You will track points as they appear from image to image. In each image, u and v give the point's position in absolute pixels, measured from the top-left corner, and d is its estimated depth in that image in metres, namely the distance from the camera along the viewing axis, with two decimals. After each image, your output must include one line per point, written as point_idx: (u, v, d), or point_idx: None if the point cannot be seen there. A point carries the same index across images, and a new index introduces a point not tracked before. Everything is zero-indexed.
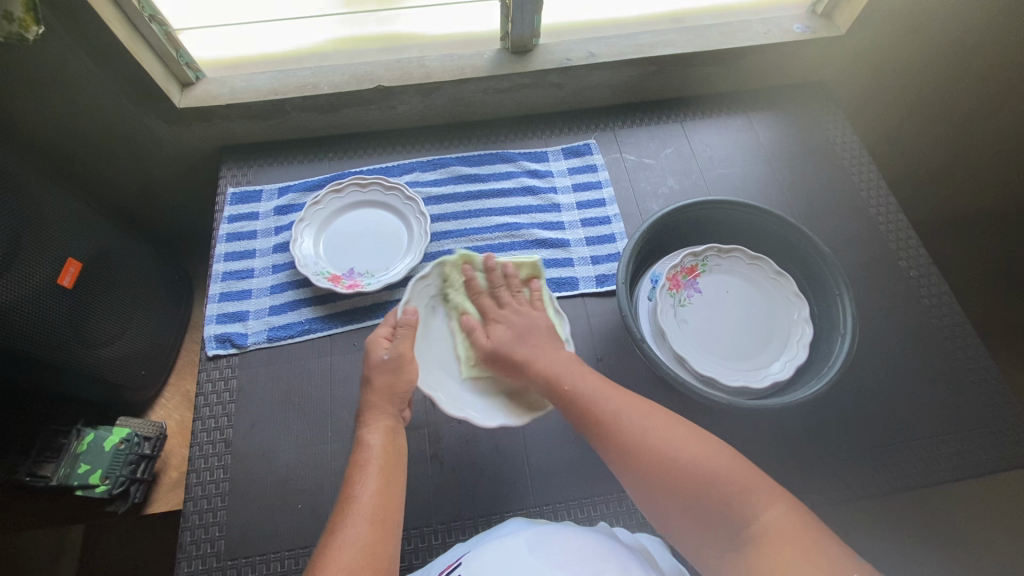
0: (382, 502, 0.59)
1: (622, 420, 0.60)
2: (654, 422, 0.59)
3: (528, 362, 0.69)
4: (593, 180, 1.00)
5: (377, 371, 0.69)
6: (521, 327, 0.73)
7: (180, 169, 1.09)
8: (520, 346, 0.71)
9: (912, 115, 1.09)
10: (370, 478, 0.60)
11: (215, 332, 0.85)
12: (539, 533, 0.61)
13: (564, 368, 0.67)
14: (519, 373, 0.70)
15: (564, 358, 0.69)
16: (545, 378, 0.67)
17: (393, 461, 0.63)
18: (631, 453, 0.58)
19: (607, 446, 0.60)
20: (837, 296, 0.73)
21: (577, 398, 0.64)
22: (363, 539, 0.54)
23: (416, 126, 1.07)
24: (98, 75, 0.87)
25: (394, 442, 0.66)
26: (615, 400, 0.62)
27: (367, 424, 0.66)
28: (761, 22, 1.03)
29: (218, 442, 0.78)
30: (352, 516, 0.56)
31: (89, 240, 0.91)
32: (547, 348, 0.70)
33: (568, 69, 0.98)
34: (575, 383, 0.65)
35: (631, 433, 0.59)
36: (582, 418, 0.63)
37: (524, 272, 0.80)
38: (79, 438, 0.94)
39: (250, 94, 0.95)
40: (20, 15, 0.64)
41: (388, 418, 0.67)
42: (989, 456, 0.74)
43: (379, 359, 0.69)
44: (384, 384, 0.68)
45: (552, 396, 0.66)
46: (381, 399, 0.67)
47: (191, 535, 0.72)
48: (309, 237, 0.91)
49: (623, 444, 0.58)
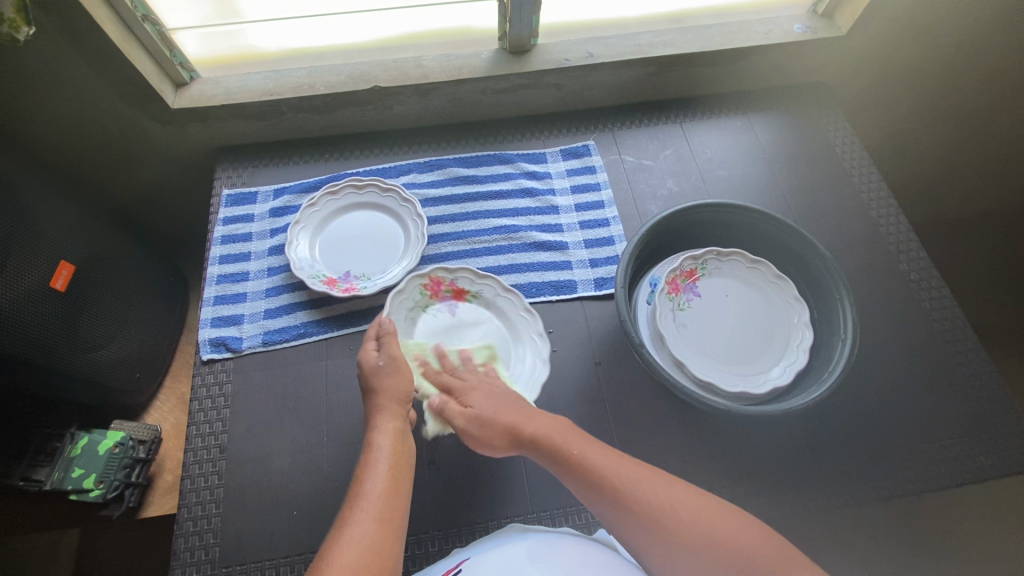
0: (390, 502, 0.58)
1: (640, 492, 0.57)
2: (672, 491, 0.57)
3: (528, 430, 0.65)
4: (592, 182, 0.99)
5: (377, 378, 0.69)
6: (496, 393, 0.70)
7: (176, 170, 1.08)
8: (509, 409, 0.67)
9: (913, 116, 1.08)
10: (379, 477, 0.60)
11: (210, 336, 0.84)
12: (540, 543, 0.61)
13: (568, 434, 0.63)
14: (513, 441, 0.66)
15: (563, 424, 0.65)
16: (548, 446, 0.63)
17: (402, 462, 0.63)
18: (653, 523, 0.55)
19: (624, 517, 0.56)
20: (838, 300, 0.72)
21: (587, 468, 0.60)
22: (369, 536, 0.54)
23: (414, 127, 1.06)
24: (91, 75, 0.86)
25: (403, 443, 0.65)
26: (627, 469, 0.59)
27: (375, 427, 0.66)
28: (761, 22, 1.02)
29: (213, 448, 0.77)
30: (360, 514, 0.56)
31: (83, 242, 0.90)
32: (529, 409, 0.67)
33: (566, 69, 0.97)
34: (582, 450, 0.61)
35: (652, 503, 0.56)
36: (594, 487, 0.59)
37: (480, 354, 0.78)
38: (73, 442, 0.94)
39: (245, 94, 0.94)
40: (11, 15, 0.63)
41: (397, 420, 0.66)
42: (990, 462, 0.73)
43: (373, 366, 0.70)
44: (389, 388, 0.68)
45: (557, 465, 0.62)
46: (388, 402, 0.68)
47: (185, 542, 0.71)
48: (304, 240, 0.90)
49: (645, 514, 0.55)
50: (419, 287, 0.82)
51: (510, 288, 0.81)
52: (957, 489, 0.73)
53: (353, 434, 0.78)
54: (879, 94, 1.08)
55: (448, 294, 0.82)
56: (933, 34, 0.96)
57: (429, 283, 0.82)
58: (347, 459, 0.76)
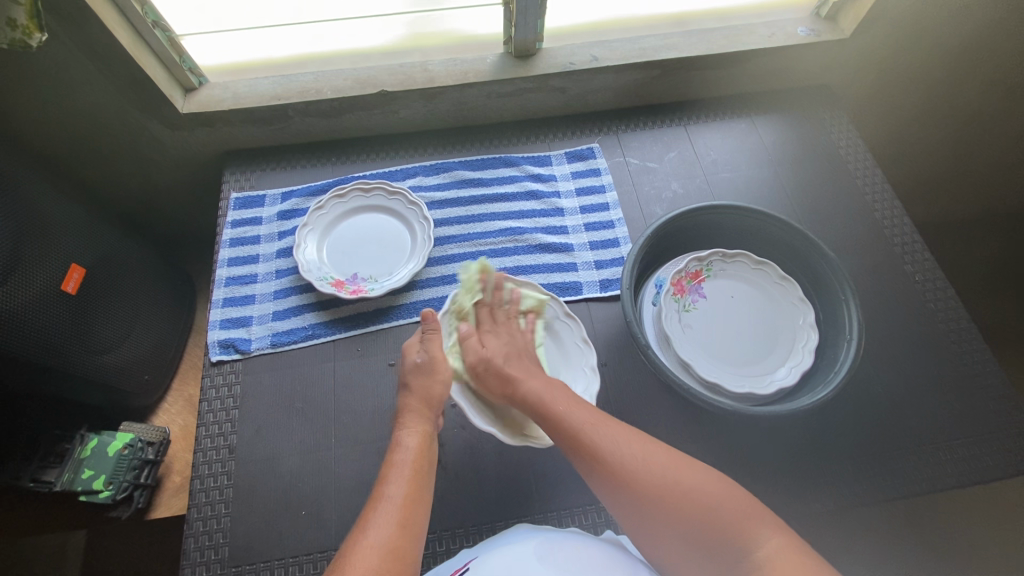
0: (412, 505, 0.59)
1: (617, 450, 0.59)
2: (647, 454, 0.59)
3: (522, 386, 0.68)
4: (597, 184, 1.00)
5: (412, 375, 0.71)
6: (514, 347, 0.74)
7: (184, 174, 1.09)
8: (515, 362, 0.71)
9: (915, 119, 1.09)
10: (403, 480, 0.61)
11: (218, 338, 0.85)
12: (546, 542, 0.61)
13: (555, 392, 0.67)
14: (505, 391, 0.69)
15: (551, 383, 0.68)
16: (534, 404, 0.66)
17: (425, 465, 0.64)
18: (623, 479, 0.57)
19: (597, 472, 0.59)
20: (844, 301, 0.72)
21: (567, 424, 0.63)
22: (389, 541, 0.55)
23: (419, 130, 1.07)
24: (101, 81, 0.87)
25: (428, 447, 0.66)
26: (609, 429, 0.62)
27: (404, 427, 0.67)
28: (764, 25, 1.02)
29: (222, 448, 0.78)
30: (382, 516, 0.57)
31: (93, 245, 0.91)
32: (533, 366, 0.71)
33: (570, 72, 0.98)
34: (566, 408, 0.64)
35: (626, 463, 0.58)
36: (571, 441, 0.62)
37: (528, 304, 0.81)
38: (83, 443, 0.95)
39: (252, 99, 0.95)
40: (24, 22, 0.64)
41: (425, 423, 0.67)
42: (996, 462, 0.73)
43: (412, 363, 0.72)
44: (421, 388, 0.70)
45: (541, 419, 0.65)
46: (418, 403, 0.69)
47: (195, 541, 0.71)
48: (312, 243, 0.91)
49: (616, 470, 0.58)
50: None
51: (572, 314, 0.80)
52: (964, 489, 0.73)
53: (360, 435, 0.78)
54: (883, 96, 1.08)
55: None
56: (937, 36, 0.96)
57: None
58: (355, 459, 0.77)
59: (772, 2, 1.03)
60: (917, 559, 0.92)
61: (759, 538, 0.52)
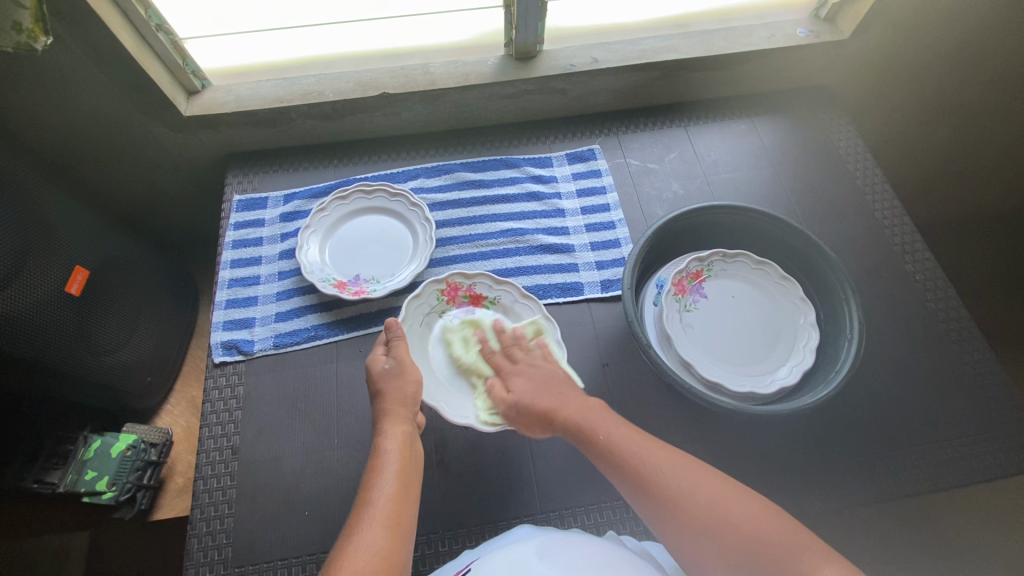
0: (398, 506, 0.59)
1: (663, 474, 0.59)
2: (692, 477, 0.58)
3: (560, 416, 0.67)
4: (598, 185, 1.00)
5: (383, 380, 0.71)
6: (542, 378, 0.72)
7: (187, 177, 1.09)
8: (546, 393, 0.69)
9: (914, 120, 1.09)
10: (387, 482, 0.61)
11: (221, 339, 0.85)
12: (548, 541, 0.62)
13: (595, 419, 0.65)
14: (545, 426, 0.68)
15: (589, 407, 0.67)
16: (576, 428, 0.65)
17: (409, 466, 0.64)
18: (672, 505, 0.56)
19: (644, 497, 0.58)
20: (844, 301, 0.73)
21: (615, 449, 0.62)
22: (378, 542, 0.54)
23: (420, 132, 1.07)
24: (106, 85, 0.87)
25: (410, 448, 0.66)
26: (652, 452, 0.61)
27: (383, 432, 0.66)
28: (764, 26, 1.03)
29: (225, 449, 0.78)
30: (369, 519, 0.56)
31: (97, 248, 0.91)
32: (568, 394, 0.69)
33: (572, 74, 0.99)
34: (608, 433, 0.64)
35: (673, 488, 0.57)
36: (619, 466, 0.61)
37: (530, 330, 0.79)
38: (87, 444, 0.96)
39: (255, 101, 0.96)
40: (29, 25, 0.64)
41: (403, 424, 0.67)
42: (998, 460, 0.74)
43: (381, 369, 0.71)
44: (394, 391, 0.69)
45: (584, 447, 0.64)
46: (394, 406, 0.68)
47: (198, 542, 0.72)
48: (315, 244, 0.91)
49: (664, 495, 0.57)
50: (436, 292, 0.82)
51: (528, 294, 0.82)
52: (966, 488, 0.74)
53: (363, 435, 0.79)
54: (883, 97, 1.09)
55: (465, 300, 0.83)
56: (937, 37, 0.96)
57: (446, 289, 0.82)
58: (357, 460, 0.77)
59: (772, 3, 1.04)
60: (920, 559, 0.92)
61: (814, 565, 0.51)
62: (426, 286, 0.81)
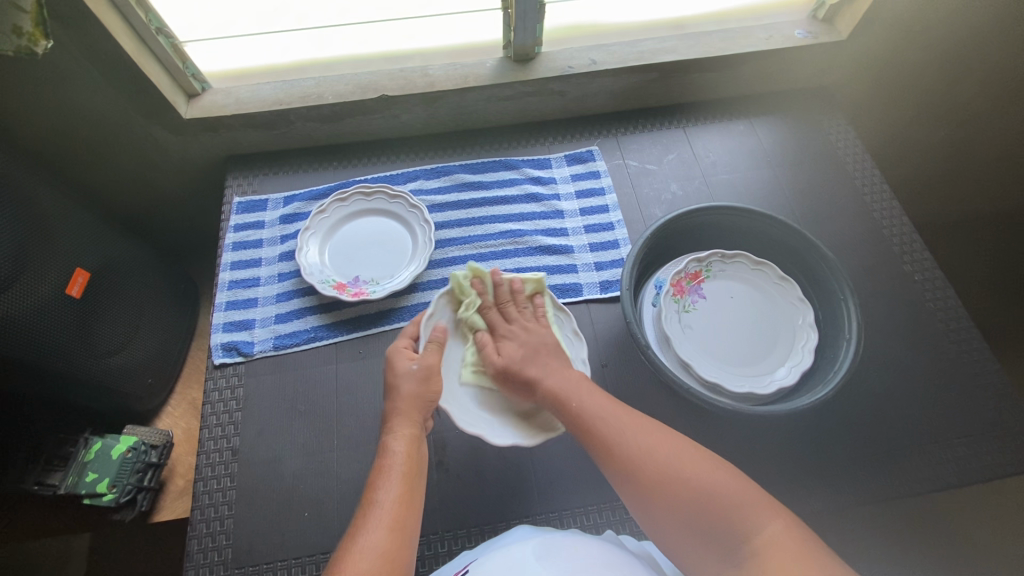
0: (403, 509, 0.58)
1: (624, 436, 0.60)
2: (650, 438, 0.59)
3: (542, 384, 0.68)
4: (596, 187, 1.01)
5: (403, 379, 0.69)
6: (532, 343, 0.72)
7: (187, 179, 1.10)
8: (534, 361, 0.70)
9: (912, 121, 1.09)
10: (393, 484, 0.59)
11: (221, 341, 0.86)
12: (546, 541, 0.61)
13: (573, 387, 0.66)
14: (530, 393, 0.70)
15: (570, 376, 0.68)
16: (552, 397, 0.66)
17: (414, 469, 0.62)
18: (628, 466, 0.58)
19: (605, 459, 0.60)
20: (842, 301, 0.73)
21: (584, 415, 0.63)
22: (382, 545, 0.54)
23: (419, 134, 1.08)
24: (106, 88, 0.88)
25: (418, 451, 0.64)
26: (617, 416, 0.62)
27: (391, 432, 0.65)
28: (761, 28, 1.03)
29: (225, 451, 0.78)
30: (374, 520, 0.56)
31: (97, 251, 0.92)
32: (555, 364, 0.70)
33: (570, 76, 0.99)
34: (580, 399, 0.65)
35: (631, 447, 0.59)
36: (587, 433, 0.62)
37: (529, 287, 0.79)
38: (87, 446, 0.96)
39: (255, 104, 0.96)
40: (29, 29, 0.64)
41: (413, 427, 0.65)
42: (997, 460, 0.74)
43: (406, 369, 0.69)
44: (409, 392, 0.68)
45: (559, 414, 0.66)
46: (407, 407, 0.67)
47: (198, 543, 0.72)
48: (314, 246, 0.92)
49: (621, 456, 0.58)
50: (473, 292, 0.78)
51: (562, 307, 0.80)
52: (965, 488, 0.74)
53: (364, 437, 0.79)
54: None
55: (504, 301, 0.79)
56: None
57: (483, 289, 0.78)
58: (357, 461, 0.77)
59: (770, 5, 1.04)
60: (920, 558, 0.92)
61: (760, 522, 0.51)
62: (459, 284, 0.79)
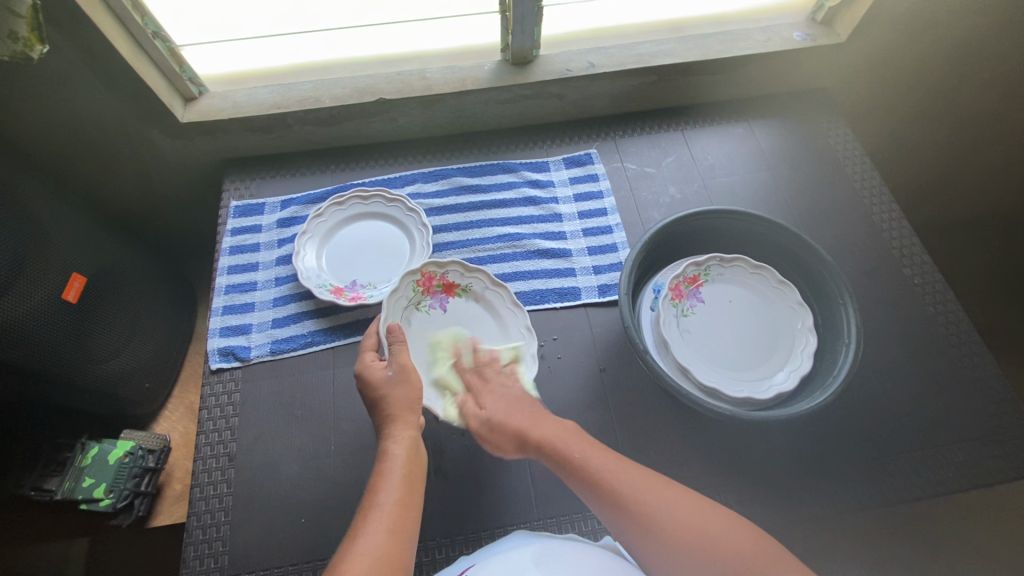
0: (403, 510, 0.57)
1: (637, 490, 0.57)
2: (664, 496, 0.56)
3: (534, 435, 0.65)
4: (594, 190, 1.00)
5: (385, 388, 0.68)
6: (512, 398, 0.70)
7: (185, 182, 1.10)
8: (518, 414, 0.68)
9: (911, 123, 1.09)
10: (393, 486, 0.59)
11: (218, 346, 0.85)
12: (545, 549, 0.61)
13: (572, 438, 0.64)
14: (518, 446, 0.66)
15: (566, 428, 0.65)
16: (551, 449, 0.63)
17: (415, 472, 0.62)
18: (648, 526, 0.55)
19: (619, 518, 0.56)
20: (842, 305, 0.72)
21: (590, 468, 0.60)
22: (382, 546, 0.53)
23: (417, 138, 1.08)
24: (103, 92, 0.87)
25: (417, 453, 0.64)
26: (627, 472, 0.59)
27: (389, 435, 0.65)
28: (760, 30, 1.03)
29: (221, 456, 0.78)
30: (374, 523, 0.55)
31: (93, 255, 0.91)
32: (541, 416, 0.67)
33: (568, 79, 0.99)
34: (584, 453, 0.62)
35: (648, 508, 0.55)
36: (594, 485, 0.59)
37: (507, 354, 0.78)
38: (84, 451, 0.95)
39: (252, 107, 0.96)
40: (25, 34, 0.64)
41: (409, 429, 0.65)
42: (997, 465, 0.73)
43: (382, 376, 0.68)
44: (399, 397, 0.67)
45: (559, 469, 0.62)
46: (399, 410, 0.66)
47: (194, 550, 0.71)
48: (311, 250, 0.91)
49: (638, 517, 0.55)
50: (412, 284, 0.80)
51: (499, 282, 0.82)
52: (965, 493, 0.73)
53: (360, 442, 0.78)
54: (880, 100, 1.09)
55: (439, 288, 0.82)
56: (931, 39, 0.96)
57: (422, 279, 0.81)
58: (353, 467, 0.77)
59: (769, 7, 1.04)
60: None
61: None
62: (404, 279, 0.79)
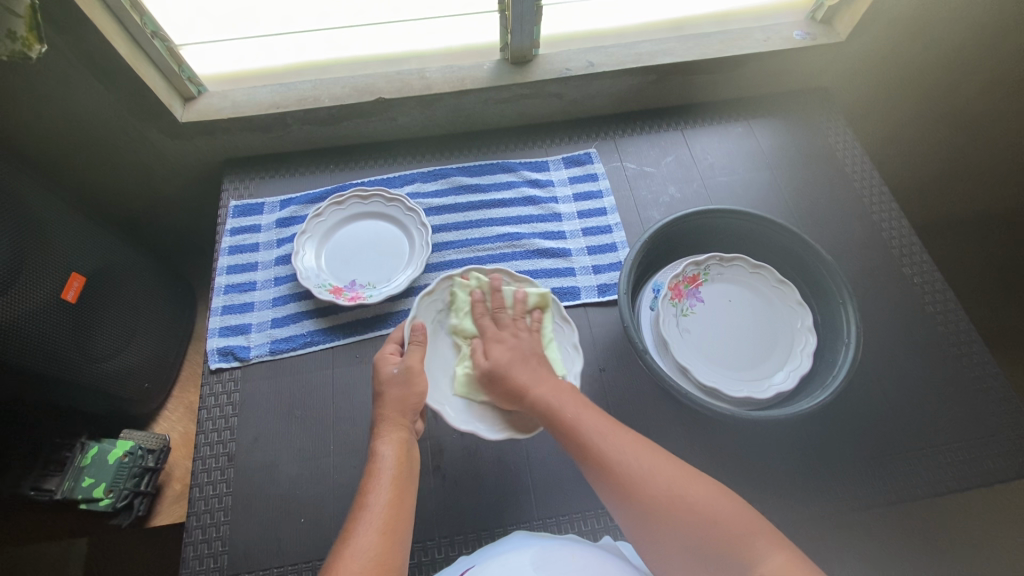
0: (394, 512, 0.57)
1: (618, 451, 0.58)
2: (646, 456, 0.57)
3: (531, 392, 0.65)
4: (594, 189, 1.00)
5: (389, 385, 0.68)
6: (520, 350, 0.70)
7: (184, 182, 1.10)
8: (520, 368, 0.68)
9: (911, 122, 1.09)
10: (383, 487, 0.59)
11: (217, 346, 0.85)
12: (544, 551, 0.61)
13: (565, 398, 0.64)
14: (515, 399, 0.67)
15: (562, 387, 0.66)
16: (545, 407, 0.64)
17: (406, 473, 0.62)
18: (629, 487, 0.55)
19: (600, 475, 0.57)
20: (842, 305, 0.72)
21: (577, 428, 0.60)
22: (372, 548, 0.53)
23: (416, 137, 1.07)
24: (102, 92, 0.87)
25: (408, 455, 0.64)
26: (612, 433, 0.59)
27: (380, 437, 0.65)
28: (760, 29, 1.03)
29: (221, 456, 0.78)
30: (364, 524, 0.55)
31: (92, 255, 0.91)
32: (543, 372, 0.68)
33: (567, 79, 0.99)
34: (575, 413, 0.62)
35: (631, 470, 0.56)
36: (579, 444, 0.60)
37: (531, 300, 0.77)
38: (83, 451, 0.96)
39: (251, 107, 0.96)
40: (23, 33, 0.64)
41: (401, 431, 0.65)
42: (997, 464, 0.73)
43: (389, 373, 0.69)
44: (395, 398, 0.67)
45: (551, 426, 0.63)
46: (392, 412, 0.66)
47: (194, 550, 0.71)
48: (311, 250, 0.91)
49: (619, 477, 0.56)
50: (452, 288, 0.79)
51: (548, 294, 0.79)
52: (965, 493, 0.73)
53: (360, 442, 0.78)
54: (880, 99, 1.08)
55: None
56: (931, 39, 0.96)
57: (464, 284, 0.80)
58: (352, 466, 0.77)
59: (769, 7, 1.04)
60: None
61: (757, 548, 0.50)
62: (441, 281, 0.78)
